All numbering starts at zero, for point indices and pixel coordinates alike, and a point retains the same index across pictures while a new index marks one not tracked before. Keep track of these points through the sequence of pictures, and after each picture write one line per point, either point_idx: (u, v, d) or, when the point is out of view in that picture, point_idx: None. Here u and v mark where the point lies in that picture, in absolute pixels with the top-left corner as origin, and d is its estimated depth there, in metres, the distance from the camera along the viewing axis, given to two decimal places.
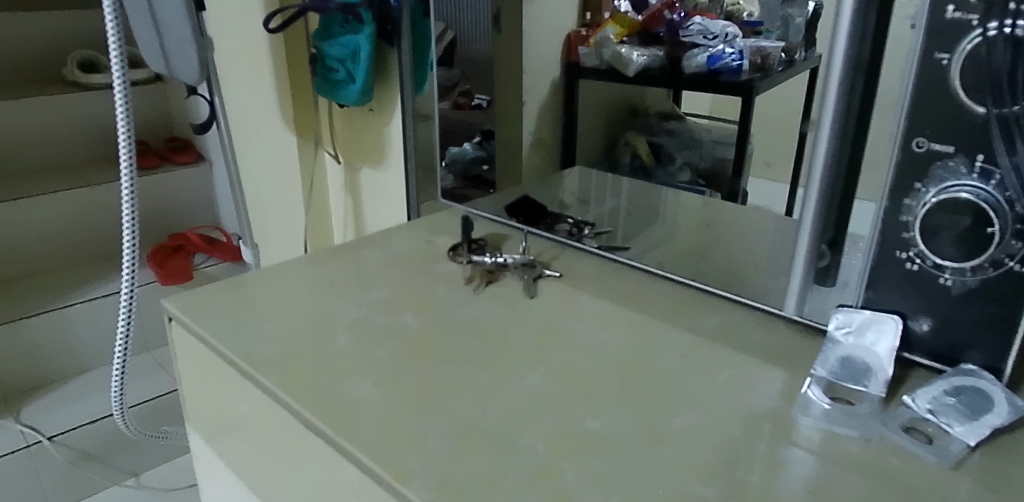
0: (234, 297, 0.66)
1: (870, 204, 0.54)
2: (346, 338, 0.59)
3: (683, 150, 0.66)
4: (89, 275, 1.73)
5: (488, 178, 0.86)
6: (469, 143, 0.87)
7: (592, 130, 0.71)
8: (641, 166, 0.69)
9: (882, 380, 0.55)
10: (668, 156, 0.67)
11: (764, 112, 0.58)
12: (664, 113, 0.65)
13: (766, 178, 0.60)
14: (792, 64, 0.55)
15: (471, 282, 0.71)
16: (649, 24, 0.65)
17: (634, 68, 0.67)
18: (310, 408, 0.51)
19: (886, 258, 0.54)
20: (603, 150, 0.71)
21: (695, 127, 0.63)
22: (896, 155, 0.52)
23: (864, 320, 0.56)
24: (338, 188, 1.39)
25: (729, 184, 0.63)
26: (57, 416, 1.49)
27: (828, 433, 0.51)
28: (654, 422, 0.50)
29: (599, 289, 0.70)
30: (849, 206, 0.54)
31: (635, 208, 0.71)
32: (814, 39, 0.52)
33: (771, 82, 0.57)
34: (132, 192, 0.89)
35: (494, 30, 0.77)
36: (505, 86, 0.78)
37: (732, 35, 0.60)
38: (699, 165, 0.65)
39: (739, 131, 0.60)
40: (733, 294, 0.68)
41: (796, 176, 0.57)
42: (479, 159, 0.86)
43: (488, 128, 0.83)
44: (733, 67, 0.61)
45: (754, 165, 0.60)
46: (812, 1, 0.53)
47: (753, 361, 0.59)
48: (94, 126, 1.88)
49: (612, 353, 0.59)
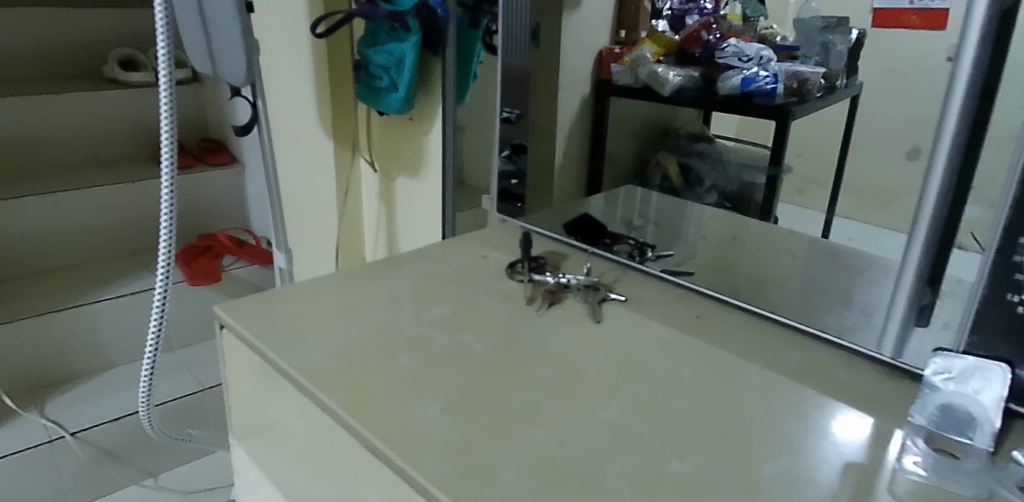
0: (286, 307, 0.63)
1: (974, 250, 0.50)
2: (407, 357, 0.56)
3: (712, 172, 0.66)
4: (118, 272, 1.71)
5: (516, 192, 0.83)
6: (498, 157, 0.83)
7: (622, 148, 0.70)
8: (670, 187, 0.70)
9: (989, 433, 0.50)
10: (697, 179, 0.68)
11: (804, 137, 0.58)
12: (695, 135, 0.66)
13: (798, 205, 0.60)
14: (833, 90, 0.56)
15: (532, 302, 0.67)
16: (686, 44, 0.66)
17: (669, 88, 0.66)
18: (376, 433, 0.47)
19: (994, 302, 0.50)
20: (634, 168, 0.71)
21: (723, 148, 0.63)
22: (1013, 191, 0.48)
23: (967, 367, 0.51)
24: (373, 195, 1.36)
25: (760, 210, 0.63)
26: (80, 412, 1.47)
27: (937, 490, 0.46)
28: (743, 467, 0.46)
29: (667, 316, 0.67)
30: (947, 253, 0.51)
31: (669, 223, 0.71)
32: (857, 66, 0.55)
33: (808, 108, 0.58)
34: (174, 194, 0.86)
35: (533, 47, 0.75)
36: (542, 100, 0.76)
37: (766, 57, 0.60)
38: (726, 188, 0.66)
39: (771, 154, 0.60)
40: (814, 329, 0.63)
41: (834, 204, 0.58)
42: (507, 172, 0.83)
43: (518, 142, 0.80)
44: (767, 90, 0.61)
45: (787, 191, 0.61)
46: (855, 29, 0.54)
47: (842, 403, 0.55)
48: (131, 123, 1.88)
49: (692, 387, 0.55)
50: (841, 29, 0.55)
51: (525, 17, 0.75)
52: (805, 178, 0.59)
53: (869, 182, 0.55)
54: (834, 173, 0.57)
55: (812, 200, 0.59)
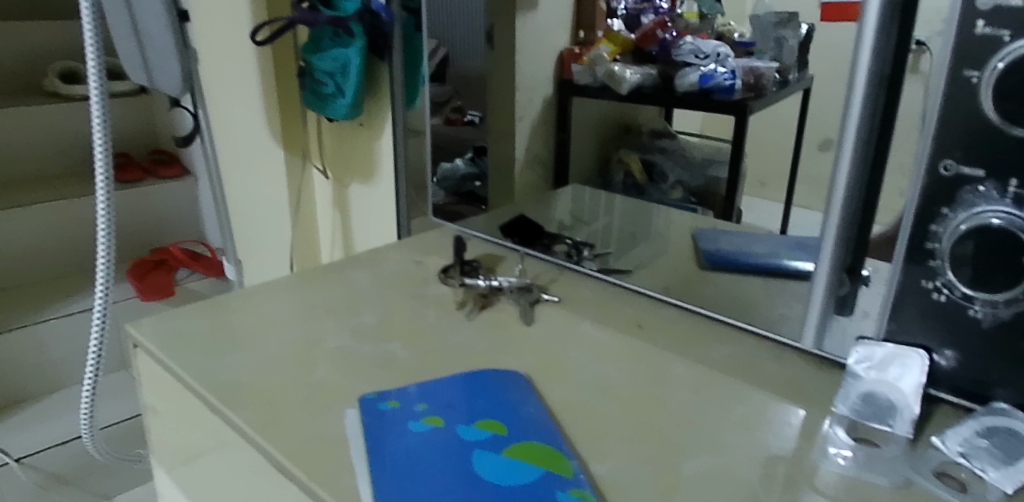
0: (209, 322, 0.62)
1: (892, 229, 0.51)
2: (327, 369, 0.55)
3: (677, 169, 0.64)
4: (64, 290, 1.66)
5: (478, 194, 0.81)
6: (460, 159, 0.81)
7: (585, 150, 0.69)
8: (634, 184, 0.68)
9: (908, 419, 0.50)
10: (660, 174, 0.66)
11: (759, 132, 0.56)
12: (657, 131, 0.64)
13: (760, 197, 0.57)
14: (786, 85, 0.53)
15: (464, 307, 0.66)
16: (643, 43, 0.64)
17: (628, 86, 0.65)
18: (283, 449, 0.45)
19: (911, 289, 0.51)
20: (596, 168, 0.69)
21: (687, 144, 0.61)
22: (921, 179, 0.48)
23: (887, 354, 0.52)
24: (327, 204, 1.35)
25: (722, 205, 0.60)
26: (25, 436, 1.43)
27: (854, 479, 0.46)
28: (664, 466, 0.46)
29: (600, 316, 0.66)
30: (869, 229, 0.51)
31: (629, 226, 0.69)
32: (808, 59, 0.51)
33: (766, 102, 0.55)
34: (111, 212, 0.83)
35: (487, 47, 0.73)
36: (497, 102, 0.75)
37: (723, 54, 0.58)
38: (691, 183, 0.63)
39: (732, 145, 0.58)
40: (741, 322, 0.63)
41: (792, 192, 0.54)
42: (470, 175, 0.81)
43: (480, 144, 0.78)
44: (726, 86, 0.58)
45: (749, 184, 0.58)
46: (805, 23, 0.51)
47: (768, 395, 0.55)
48: (77, 138, 1.82)
49: (616, 387, 0.55)
50: (793, 24, 0.52)
51: (480, 18, 0.73)
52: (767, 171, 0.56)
53: (796, 169, 0.53)
54: (788, 168, 0.54)
55: (773, 191, 0.56)
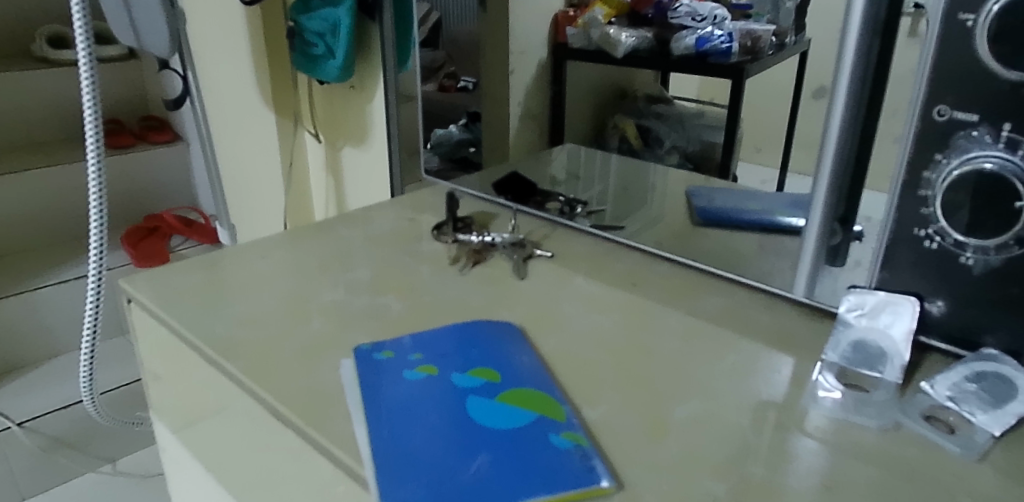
0: (200, 277, 0.61)
1: (881, 195, 0.50)
2: (321, 322, 0.55)
3: (673, 133, 0.63)
4: (59, 257, 1.64)
5: (474, 160, 0.80)
6: (455, 126, 0.80)
7: (581, 113, 0.69)
8: (630, 149, 0.67)
9: (898, 366, 0.51)
10: (656, 140, 0.65)
11: (756, 99, 0.56)
12: (652, 96, 0.63)
13: (756, 163, 0.57)
14: (783, 48, 0.53)
15: (457, 262, 0.66)
16: (638, 5, 0.63)
17: (623, 50, 0.65)
18: (278, 396, 0.46)
19: (903, 237, 0.51)
20: (592, 132, 0.69)
21: (684, 111, 0.61)
22: (915, 125, 0.48)
23: (879, 302, 0.52)
24: (320, 168, 1.34)
25: (717, 169, 0.61)
26: (26, 401, 1.43)
27: (844, 422, 0.47)
28: (656, 410, 0.46)
29: (593, 270, 0.66)
30: (858, 196, 0.51)
31: (629, 187, 0.68)
32: (805, 23, 0.51)
33: (761, 66, 0.55)
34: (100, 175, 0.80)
35: (479, 10, 0.73)
36: (492, 69, 0.74)
37: (721, 17, 0.57)
38: (687, 148, 0.63)
39: (728, 115, 0.58)
40: (735, 273, 0.62)
41: (787, 158, 0.55)
42: (464, 141, 0.80)
43: (474, 110, 0.78)
44: (722, 50, 0.58)
45: (744, 149, 0.58)
46: None
47: (759, 345, 0.55)
48: (66, 103, 1.79)
49: (608, 338, 0.55)
50: None
51: None
52: (763, 135, 0.56)
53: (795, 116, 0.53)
54: (784, 134, 0.54)
55: (768, 157, 0.56)
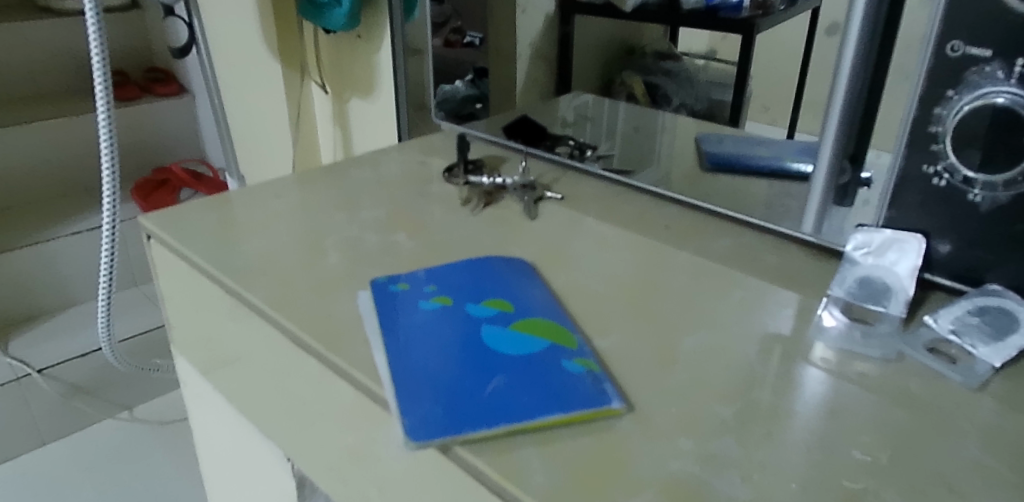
0: (216, 216, 0.62)
1: (886, 154, 0.52)
2: (337, 256, 0.56)
3: (681, 91, 0.64)
4: (69, 208, 1.65)
5: (479, 116, 0.81)
6: (461, 82, 0.80)
7: (588, 68, 0.69)
8: (638, 106, 0.68)
9: (903, 301, 0.52)
10: (664, 98, 0.66)
11: (765, 54, 0.57)
12: (661, 53, 0.64)
13: (764, 123, 0.59)
14: (795, 3, 0.53)
15: (468, 203, 0.67)
16: None
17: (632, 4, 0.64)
18: (300, 324, 0.48)
19: (912, 174, 0.51)
20: (599, 87, 0.69)
21: (693, 67, 0.62)
22: (928, 61, 0.48)
23: (885, 240, 0.53)
24: (327, 119, 1.33)
25: (730, 113, 0.61)
26: (45, 349, 1.44)
27: (848, 353, 0.48)
28: (665, 340, 0.48)
29: (603, 211, 0.67)
30: (863, 154, 0.52)
31: (638, 132, 0.68)
32: None
33: (772, 21, 0.56)
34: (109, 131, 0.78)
35: None
36: (498, 21, 0.74)
37: None
38: (695, 107, 0.64)
39: (738, 73, 0.59)
40: (746, 215, 0.63)
41: (795, 117, 0.56)
42: (471, 97, 0.80)
43: (481, 66, 0.77)
44: (733, 4, 0.58)
45: (753, 108, 0.59)
46: None
47: (765, 282, 0.56)
48: (71, 54, 1.78)
49: (618, 273, 0.56)
50: None
51: None
52: (773, 97, 0.57)
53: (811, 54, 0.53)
54: (794, 91, 0.55)
55: (776, 117, 0.58)
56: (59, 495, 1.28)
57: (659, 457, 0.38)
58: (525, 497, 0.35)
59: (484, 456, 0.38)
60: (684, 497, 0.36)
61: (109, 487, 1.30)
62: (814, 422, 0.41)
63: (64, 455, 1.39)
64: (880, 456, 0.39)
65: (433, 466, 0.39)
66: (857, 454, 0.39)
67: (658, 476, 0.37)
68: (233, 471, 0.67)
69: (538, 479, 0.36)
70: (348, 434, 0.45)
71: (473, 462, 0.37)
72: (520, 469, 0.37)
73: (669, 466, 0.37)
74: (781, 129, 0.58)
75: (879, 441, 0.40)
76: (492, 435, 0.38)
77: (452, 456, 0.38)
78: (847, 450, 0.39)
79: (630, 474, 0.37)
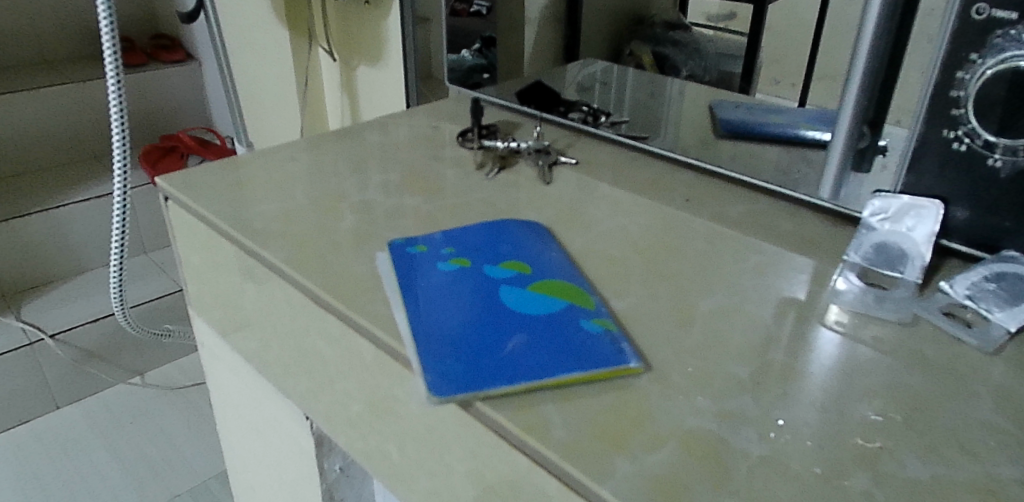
0: (231, 178, 0.63)
1: (902, 131, 0.52)
2: (353, 218, 0.56)
3: (689, 60, 0.63)
4: (78, 175, 1.65)
5: (487, 84, 0.81)
6: (468, 51, 0.80)
7: (597, 36, 0.68)
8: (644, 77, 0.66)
9: (918, 266, 0.52)
10: (672, 69, 0.65)
11: (779, 21, 0.56)
12: (670, 23, 0.63)
13: (774, 94, 0.59)
14: None
15: (483, 167, 0.67)
16: None
17: None
18: (320, 283, 0.48)
19: (931, 139, 0.50)
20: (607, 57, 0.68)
21: (702, 38, 0.61)
22: (952, 24, 0.47)
23: (903, 206, 0.53)
24: (335, 86, 1.32)
25: (741, 82, 0.60)
26: (58, 313, 1.47)
27: (864, 316, 0.48)
28: (682, 301, 0.48)
29: (617, 177, 0.67)
30: (880, 130, 0.52)
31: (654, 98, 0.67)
32: None
33: None
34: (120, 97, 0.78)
35: None
36: None
37: None
38: (703, 78, 0.63)
39: (749, 42, 0.59)
40: (761, 181, 0.62)
41: (809, 76, 0.56)
42: (478, 66, 0.80)
43: (488, 36, 0.77)
44: None
45: (763, 79, 0.59)
46: None
47: (780, 247, 0.56)
48: (76, 20, 1.77)
49: (633, 237, 0.56)
50: None
51: None
52: (784, 68, 0.57)
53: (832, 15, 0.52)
54: (807, 61, 0.55)
55: (788, 89, 0.58)
56: (75, 457, 1.31)
57: (677, 414, 0.39)
58: (547, 451, 0.36)
59: (506, 410, 0.38)
60: (702, 453, 0.36)
61: (123, 449, 1.32)
62: (829, 382, 0.42)
63: (79, 418, 1.42)
64: (894, 416, 0.40)
65: (454, 421, 0.40)
66: (870, 413, 0.40)
67: (676, 432, 0.37)
68: (250, 431, 0.68)
69: (559, 433, 0.37)
70: (368, 391, 0.46)
71: (495, 417, 0.38)
72: (542, 423, 0.37)
73: (687, 423, 0.38)
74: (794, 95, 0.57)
75: (894, 402, 0.41)
76: (513, 391, 0.39)
77: (473, 411, 0.39)
78: (862, 410, 0.40)
79: (649, 430, 0.37)
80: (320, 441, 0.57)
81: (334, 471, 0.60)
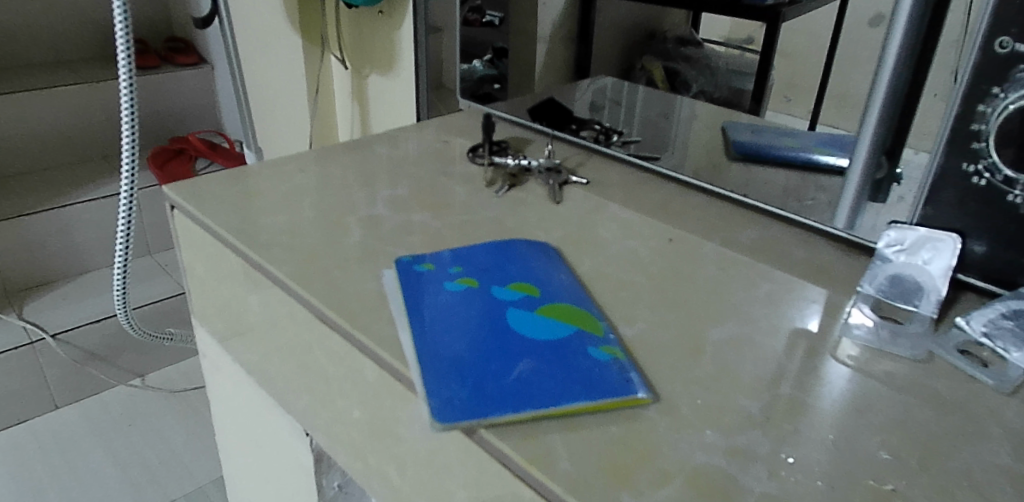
0: (238, 189, 0.62)
1: (923, 157, 0.50)
2: (360, 233, 0.56)
3: (699, 76, 0.62)
4: (88, 174, 1.64)
5: (498, 97, 0.80)
6: (478, 61, 0.79)
7: (610, 53, 0.67)
8: (656, 92, 0.65)
9: (934, 301, 0.51)
10: (683, 85, 0.63)
11: (792, 42, 0.55)
12: (682, 38, 0.62)
13: (785, 114, 0.57)
14: None
15: (493, 185, 0.66)
16: None
17: None
18: (325, 300, 0.47)
19: (950, 172, 0.49)
20: (619, 71, 0.67)
21: (712, 54, 0.60)
22: (974, 57, 0.46)
23: (918, 239, 0.52)
24: (345, 94, 1.33)
25: (751, 103, 0.59)
26: (59, 313, 1.46)
27: (878, 351, 0.47)
28: (693, 328, 0.47)
29: (627, 197, 0.66)
30: (899, 155, 0.51)
31: (664, 119, 0.66)
32: None
33: (800, 9, 0.54)
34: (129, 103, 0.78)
35: None
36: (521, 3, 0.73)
37: None
38: (714, 94, 0.62)
39: (761, 62, 0.57)
40: (774, 208, 0.62)
41: (819, 106, 0.55)
42: (489, 77, 0.80)
43: (501, 46, 0.77)
44: None
45: (773, 99, 0.58)
46: None
47: (793, 275, 0.55)
48: (90, 21, 1.77)
49: (644, 262, 0.55)
50: None
51: None
52: (798, 89, 0.56)
53: (847, 45, 0.51)
54: (819, 83, 0.54)
55: (799, 107, 0.56)
56: (71, 457, 1.30)
57: (685, 449, 0.38)
58: (552, 483, 0.35)
59: (510, 441, 0.37)
60: (709, 490, 0.35)
61: (120, 451, 1.31)
62: (839, 417, 0.41)
63: (77, 418, 1.41)
64: (906, 456, 0.38)
65: (456, 447, 0.39)
66: (881, 453, 0.38)
67: (683, 468, 0.36)
68: (249, 444, 0.67)
69: (564, 466, 0.36)
70: (369, 411, 0.45)
71: (499, 446, 0.37)
72: (546, 454, 0.37)
73: (695, 458, 0.37)
74: (803, 122, 0.57)
75: (907, 442, 0.40)
76: (518, 420, 0.38)
77: (477, 438, 0.38)
78: (873, 449, 0.39)
79: (656, 465, 0.37)
80: (319, 458, 0.56)
81: (332, 489, 0.57)
